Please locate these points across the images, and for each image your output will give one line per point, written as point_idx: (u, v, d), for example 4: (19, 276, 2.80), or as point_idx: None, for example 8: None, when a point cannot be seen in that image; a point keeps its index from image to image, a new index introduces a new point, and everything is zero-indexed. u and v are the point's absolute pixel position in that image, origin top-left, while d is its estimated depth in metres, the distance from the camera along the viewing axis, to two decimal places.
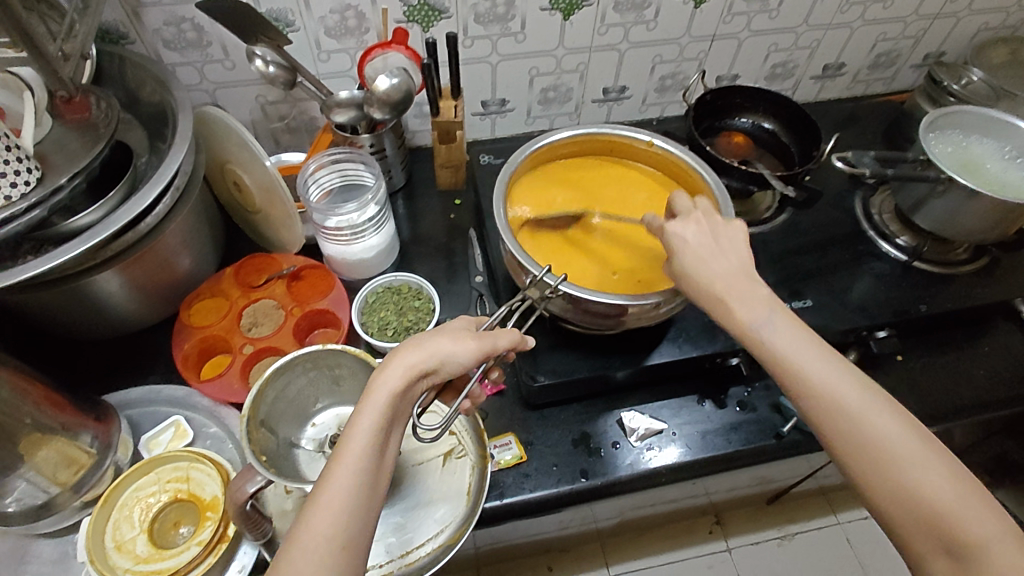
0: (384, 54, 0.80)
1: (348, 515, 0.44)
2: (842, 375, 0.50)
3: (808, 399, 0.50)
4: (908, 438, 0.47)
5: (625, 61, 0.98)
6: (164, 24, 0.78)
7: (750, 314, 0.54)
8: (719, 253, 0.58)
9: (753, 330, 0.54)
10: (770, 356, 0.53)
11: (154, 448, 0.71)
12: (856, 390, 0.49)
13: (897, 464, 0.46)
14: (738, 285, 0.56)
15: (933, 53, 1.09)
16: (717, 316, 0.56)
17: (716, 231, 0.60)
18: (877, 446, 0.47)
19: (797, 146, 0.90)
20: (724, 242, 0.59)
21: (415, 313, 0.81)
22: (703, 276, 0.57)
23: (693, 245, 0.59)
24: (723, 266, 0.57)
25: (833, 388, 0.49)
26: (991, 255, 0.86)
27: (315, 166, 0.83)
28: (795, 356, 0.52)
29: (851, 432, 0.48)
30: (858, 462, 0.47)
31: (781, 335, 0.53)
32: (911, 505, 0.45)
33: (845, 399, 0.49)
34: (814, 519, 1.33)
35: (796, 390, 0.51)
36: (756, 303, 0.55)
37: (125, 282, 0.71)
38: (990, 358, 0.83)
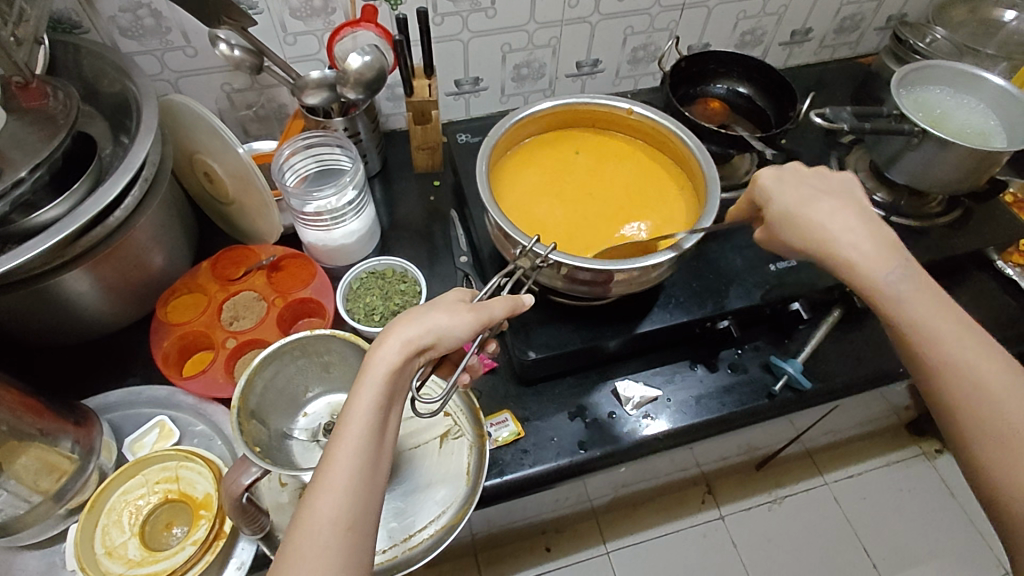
0: (354, 33, 0.80)
1: (351, 497, 0.43)
2: (986, 356, 0.50)
3: (942, 371, 0.50)
4: None
5: (597, 33, 0.98)
6: (119, 11, 0.75)
7: (884, 274, 0.53)
8: (836, 202, 0.57)
9: (888, 293, 0.53)
10: (905, 319, 0.52)
11: (138, 451, 0.69)
12: (994, 366, 0.49)
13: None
14: (868, 244, 0.55)
15: (896, 15, 1.11)
16: (844, 273, 0.55)
17: (830, 178, 0.60)
18: (1011, 429, 0.47)
19: (773, 109, 0.91)
20: (844, 197, 0.58)
21: (401, 296, 0.80)
22: (816, 228, 0.56)
23: (795, 192, 0.59)
24: (843, 218, 0.56)
25: (971, 364, 0.49)
26: (965, 207, 0.87)
27: (289, 152, 0.81)
28: (930, 324, 0.51)
29: (987, 411, 0.48)
30: (983, 440, 0.48)
31: (920, 303, 0.52)
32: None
33: (985, 380, 0.49)
34: (802, 481, 1.36)
35: (932, 361, 0.51)
36: (891, 263, 0.54)
37: (96, 281, 0.68)
38: (966, 307, 0.85)
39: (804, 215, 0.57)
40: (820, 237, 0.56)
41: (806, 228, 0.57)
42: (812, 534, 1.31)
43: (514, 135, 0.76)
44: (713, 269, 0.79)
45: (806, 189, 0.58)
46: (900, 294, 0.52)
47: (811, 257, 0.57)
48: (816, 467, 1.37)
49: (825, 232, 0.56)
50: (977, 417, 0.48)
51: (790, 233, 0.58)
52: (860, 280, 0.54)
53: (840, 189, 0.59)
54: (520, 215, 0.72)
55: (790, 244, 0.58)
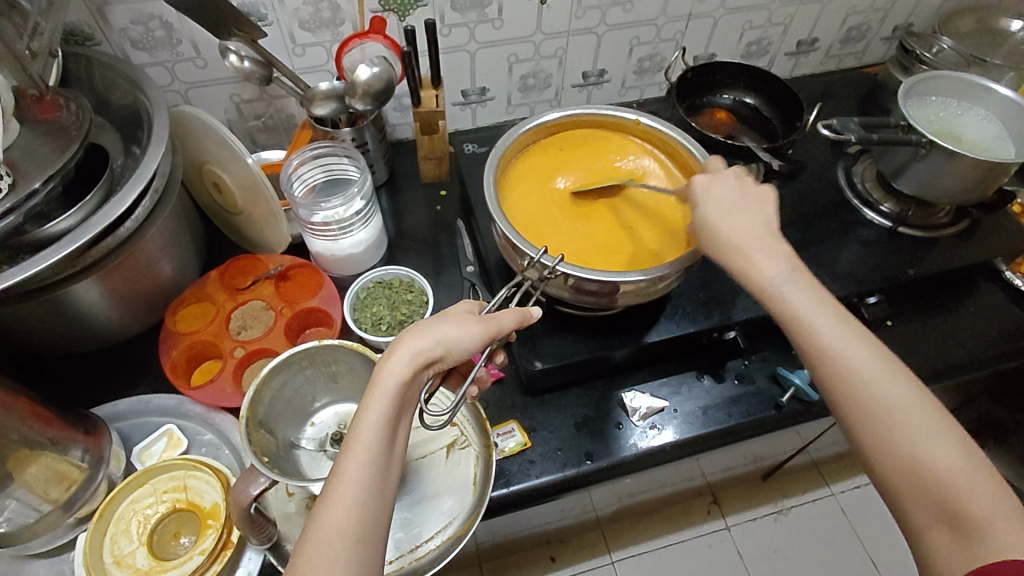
0: (362, 46, 0.81)
1: (361, 508, 0.43)
2: (862, 345, 0.51)
3: (821, 364, 0.51)
4: (926, 413, 0.48)
5: (603, 44, 0.98)
6: (131, 23, 0.76)
7: (770, 275, 0.55)
8: (739, 212, 0.58)
9: (773, 293, 0.54)
10: (791, 319, 0.53)
11: (146, 459, 0.69)
12: (872, 357, 0.50)
13: (903, 432, 0.48)
14: (760, 249, 0.56)
15: (902, 25, 1.11)
16: (736, 276, 0.57)
17: (741, 186, 0.61)
18: (887, 415, 0.48)
19: (780, 119, 0.91)
20: (749, 205, 0.59)
21: (408, 306, 0.80)
22: (721, 239, 0.57)
23: (714, 199, 0.60)
24: (739, 225, 0.57)
25: (852, 358, 0.50)
26: (971, 217, 0.87)
27: (297, 163, 0.81)
28: (814, 321, 0.52)
29: (868, 403, 0.49)
30: (862, 426, 0.49)
31: (802, 299, 0.53)
32: (916, 471, 0.47)
33: (860, 369, 0.50)
34: (808, 492, 1.35)
35: (811, 355, 0.52)
36: (779, 266, 0.55)
37: (106, 291, 0.69)
38: (974, 318, 0.85)
39: (707, 223, 0.58)
40: (723, 246, 0.57)
41: (713, 239, 0.58)
42: (819, 545, 1.30)
43: (518, 147, 0.75)
44: (720, 280, 0.79)
45: (711, 199, 0.60)
46: (783, 293, 0.54)
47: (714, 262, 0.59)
48: (822, 477, 1.37)
49: (724, 239, 0.57)
50: (860, 409, 0.49)
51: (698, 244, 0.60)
52: (750, 282, 0.56)
53: (750, 199, 0.60)
54: (527, 223, 0.72)
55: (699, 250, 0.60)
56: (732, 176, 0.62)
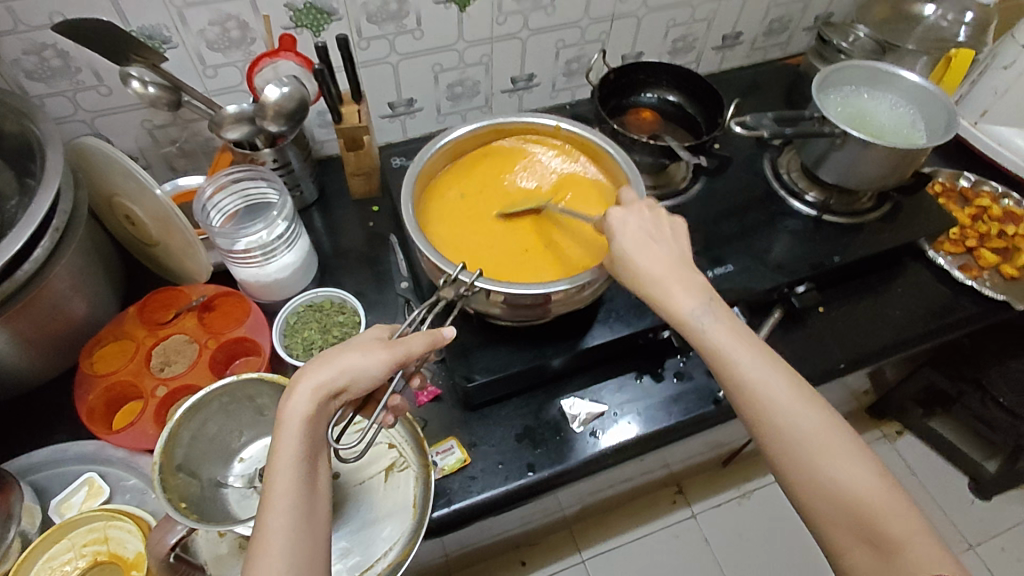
0: (274, 63, 0.78)
1: (289, 557, 0.43)
2: (776, 372, 0.54)
3: (741, 394, 0.54)
4: (834, 435, 0.52)
5: (528, 49, 0.97)
6: (23, 53, 0.72)
7: (689, 308, 0.57)
8: (658, 244, 0.60)
9: (694, 325, 0.56)
10: (712, 350, 0.55)
11: (66, 511, 0.66)
12: (785, 385, 0.53)
13: (820, 457, 0.51)
14: (678, 282, 0.58)
15: (822, 15, 1.13)
16: (658, 310, 0.58)
17: (657, 220, 0.62)
18: (806, 442, 0.51)
19: (703, 115, 0.92)
20: (665, 239, 0.61)
21: (340, 328, 0.78)
22: (642, 273, 0.59)
23: (632, 232, 0.60)
24: (653, 257, 0.59)
25: (767, 387, 0.53)
26: (893, 201, 0.89)
27: (213, 190, 0.79)
28: (729, 350, 0.55)
29: (784, 429, 0.52)
30: (782, 453, 0.52)
31: (721, 331, 0.56)
32: (834, 494, 0.50)
33: (777, 399, 0.53)
34: (769, 473, 1.37)
35: (728, 383, 0.55)
36: (698, 299, 0.57)
37: (11, 336, 0.65)
38: (902, 298, 0.87)
39: (627, 257, 0.59)
40: (643, 279, 0.58)
41: (634, 273, 0.59)
42: (781, 525, 1.32)
43: (449, 154, 0.75)
44: None
45: (630, 233, 0.60)
46: (703, 326, 0.56)
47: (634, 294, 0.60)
48: None
49: (642, 275, 0.58)
50: (777, 434, 0.52)
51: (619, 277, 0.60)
52: (673, 314, 0.57)
53: (667, 233, 0.62)
54: (449, 234, 0.71)
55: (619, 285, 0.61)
56: (648, 211, 0.62)
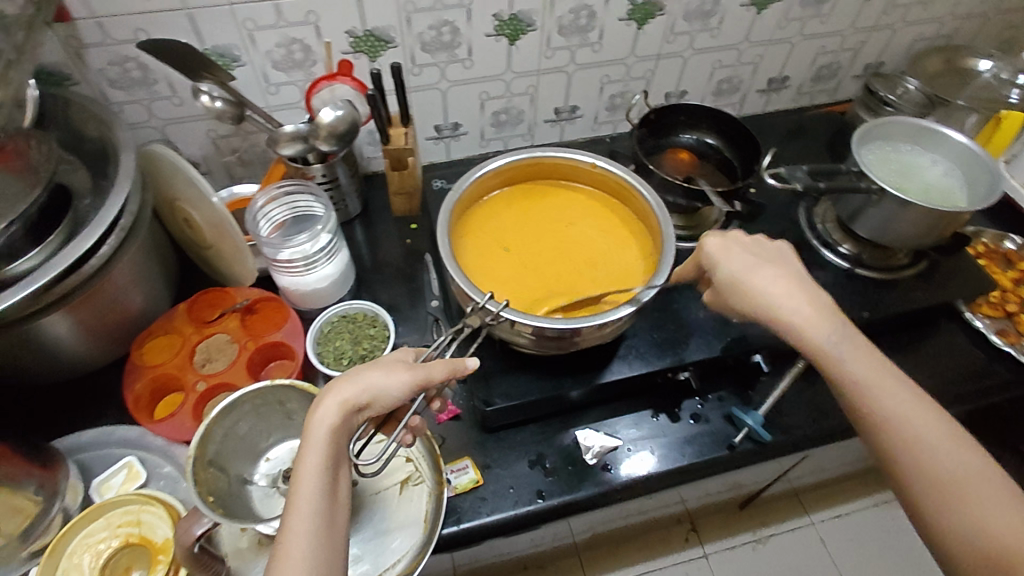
0: (331, 86, 0.82)
1: (310, 561, 0.45)
2: (917, 404, 0.53)
3: (875, 421, 0.54)
4: (980, 474, 0.50)
5: (573, 82, 1.00)
6: (108, 64, 0.78)
7: (822, 333, 0.57)
8: (778, 271, 0.61)
9: (824, 349, 0.57)
10: (845, 376, 0.56)
11: (105, 492, 0.71)
12: (925, 417, 0.53)
13: (961, 497, 0.49)
14: (805, 307, 0.59)
15: (872, 64, 1.13)
16: (784, 333, 0.59)
17: (769, 251, 0.64)
18: (944, 479, 0.50)
19: (739, 160, 0.93)
20: (786, 266, 0.62)
21: (370, 341, 0.82)
22: (763, 295, 0.60)
23: (745, 258, 0.62)
24: (779, 284, 0.60)
25: (906, 417, 0.53)
26: (930, 259, 0.88)
27: (265, 200, 0.84)
28: (864, 378, 0.55)
29: (922, 462, 0.51)
30: (921, 488, 0.51)
31: (860, 362, 0.56)
32: (973, 536, 0.48)
33: (916, 430, 0.52)
34: (787, 521, 1.34)
35: (864, 411, 0.55)
36: (830, 326, 0.58)
37: (74, 324, 0.71)
38: (934, 359, 0.86)
39: (746, 280, 0.61)
40: (763, 302, 0.60)
41: (754, 295, 0.60)
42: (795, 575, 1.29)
43: (490, 182, 0.79)
44: (675, 320, 0.80)
45: (749, 260, 0.62)
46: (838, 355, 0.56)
47: (753, 317, 0.61)
48: (803, 506, 1.36)
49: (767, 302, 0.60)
50: (916, 466, 0.51)
51: (736, 301, 0.62)
52: (801, 338, 0.58)
53: (785, 261, 0.63)
54: (479, 261, 0.75)
55: (738, 308, 0.62)
56: (755, 241, 0.65)
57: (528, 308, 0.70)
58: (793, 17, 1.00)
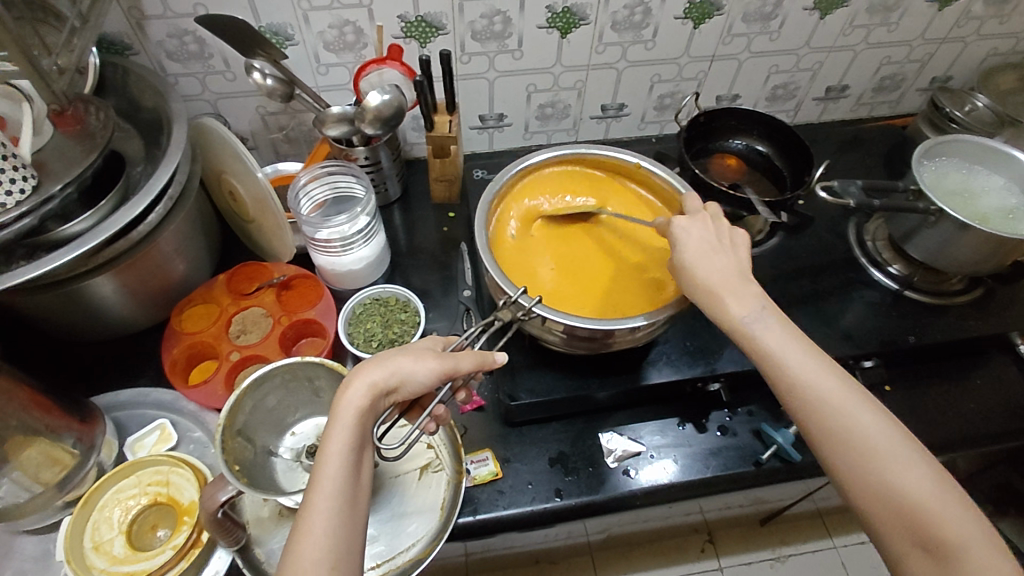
0: (380, 70, 0.85)
1: (331, 537, 0.46)
2: (829, 375, 0.52)
3: (790, 396, 0.53)
4: (889, 437, 0.50)
5: (622, 79, 0.98)
6: (167, 37, 0.80)
7: (743, 314, 0.56)
8: (719, 257, 0.59)
9: (745, 329, 0.55)
10: (763, 354, 0.54)
11: (138, 450, 0.73)
12: (837, 386, 0.52)
13: (879, 462, 0.49)
14: (731, 288, 0.57)
15: (940, 77, 1.08)
16: (712, 316, 0.57)
17: (711, 232, 0.61)
18: (863, 449, 0.49)
19: (789, 170, 0.90)
20: (719, 245, 0.60)
21: (400, 325, 0.82)
22: (699, 280, 0.58)
23: (693, 241, 0.60)
24: (718, 270, 0.58)
25: (820, 389, 0.52)
26: (986, 286, 0.84)
27: (308, 178, 0.85)
28: (782, 353, 0.54)
29: (834, 432, 0.50)
30: (838, 459, 0.50)
31: (773, 336, 0.55)
32: (889, 500, 0.48)
33: (829, 400, 0.51)
34: (809, 541, 1.31)
35: (780, 388, 0.53)
36: (752, 305, 0.56)
37: (119, 286, 0.73)
38: (983, 391, 0.81)
39: (685, 267, 0.59)
40: (698, 287, 0.58)
41: (690, 280, 0.58)
42: None
43: (527, 177, 0.79)
44: (709, 329, 0.79)
45: (689, 243, 0.60)
46: (755, 330, 0.55)
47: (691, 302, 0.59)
48: (826, 528, 1.32)
49: (696, 282, 0.58)
50: (830, 438, 0.51)
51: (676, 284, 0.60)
52: (725, 321, 0.57)
53: (725, 241, 0.61)
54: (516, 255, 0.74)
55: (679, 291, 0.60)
56: (710, 219, 0.62)
57: (563, 308, 0.70)
58: (859, 24, 0.95)
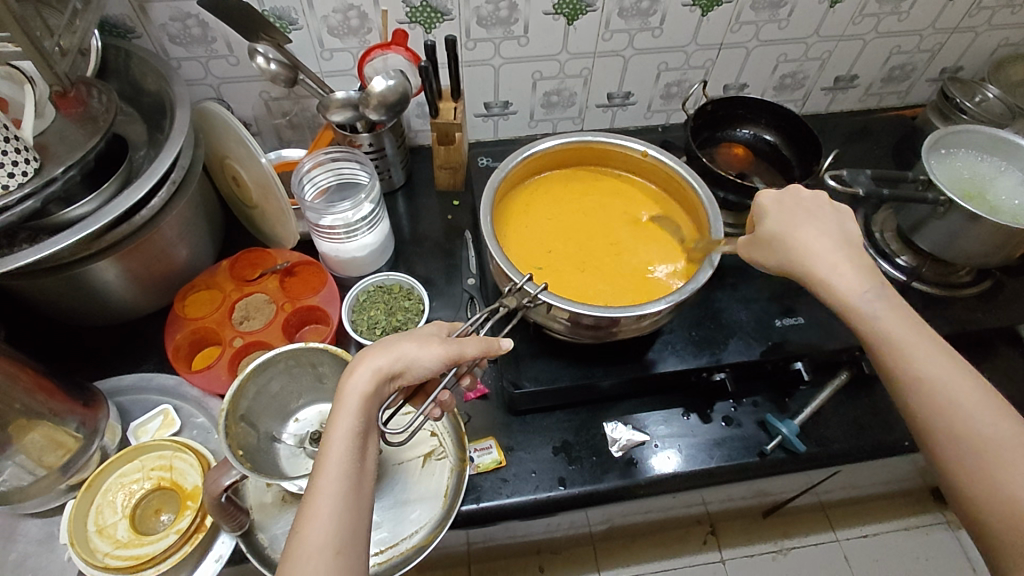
0: (384, 55, 0.83)
1: (335, 523, 0.45)
2: (954, 370, 0.51)
3: (906, 383, 0.52)
4: (1017, 441, 0.47)
5: (629, 67, 0.97)
6: (170, 20, 0.79)
7: (858, 293, 0.56)
8: (826, 237, 0.59)
9: (862, 310, 0.55)
10: (879, 337, 0.54)
11: (142, 435, 0.73)
12: (960, 381, 0.50)
13: (998, 462, 0.46)
14: (842, 267, 0.57)
15: (950, 68, 1.06)
16: (822, 294, 0.58)
17: (816, 214, 0.62)
18: (978, 441, 0.48)
19: (797, 160, 0.89)
20: (831, 229, 0.60)
21: (404, 313, 0.82)
22: (802, 254, 0.59)
23: (792, 216, 0.61)
24: (825, 249, 0.59)
25: (941, 380, 0.50)
26: (995, 279, 0.84)
27: (312, 165, 0.85)
28: (901, 339, 0.53)
29: (952, 423, 0.49)
30: (954, 452, 0.48)
31: (895, 322, 0.54)
32: (1007, 500, 0.45)
33: (949, 393, 0.50)
34: (811, 534, 1.31)
35: (896, 373, 0.52)
36: (871, 288, 0.56)
37: (122, 271, 0.73)
38: (990, 383, 0.81)
39: (788, 239, 0.60)
40: (802, 261, 0.59)
41: (795, 252, 0.59)
42: None
43: (530, 166, 0.78)
44: (714, 320, 0.78)
45: (792, 219, 0.61)
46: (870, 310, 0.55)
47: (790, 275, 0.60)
48: (828, 521, 1.32)
49: (797, 251, 0.59)
50: (947, 429, 0.49)
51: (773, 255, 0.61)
52: (838, 298, 0.56)
53: (837, 227, 0.61)
54: (520, 243, 0.74)
55: (771, 263, 0.61)
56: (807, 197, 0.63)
57: (570, 297, 0.69)
58: (869, 13, 0.94)
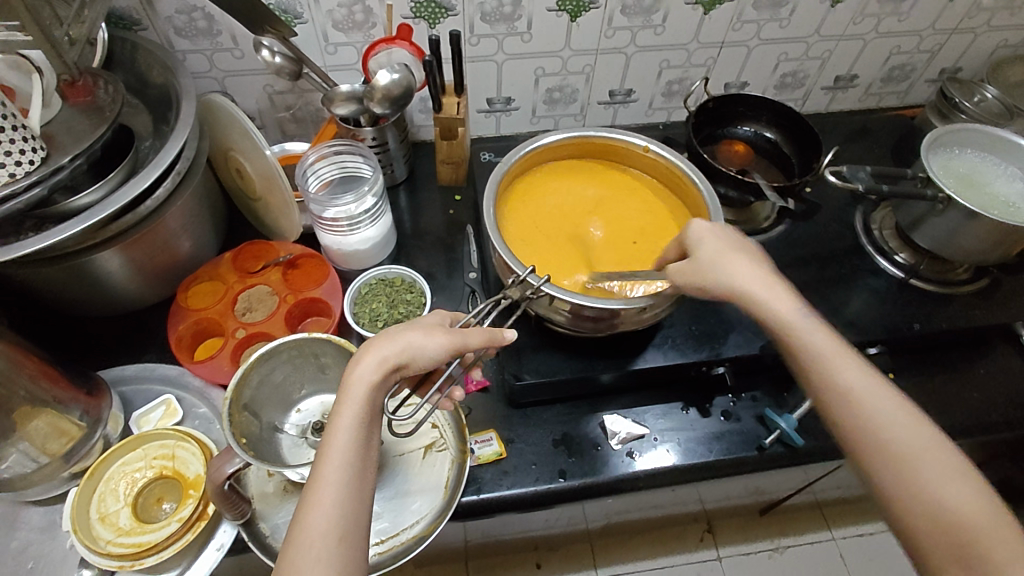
0: (389, 50, 0.84)
1: (339, 510, 0.46)
2: (879, 385, 0.51)
3: (837, 401, 0.52)
4: (938, 452, 0.48)
5: (631, 65, 0.98)
6: (176, 12, 0.80)
7: (788, 313, 0.56)
8: (748, 260, 0.59)
9: (793, 330, 0.55)
10: (810, 356, 0.54)
11: (143, 425, 0.74)
12: (884, 396, 0.51)
13: (924, 475, 0.47)
14: (767, 290, 0.57)
15: (949, 69, 1.07)
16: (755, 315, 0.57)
17: (732, 239, 0.61)
18: (904, 454, 0.48)
19: (797, 157, 0.90)
20: (751, 251, 0.60)
21: (406, 305, 0.82)
22: (731, 278, 0.58)
23: (715, 241, 0.60)
24: (752, 270, 0.58)
25: (867, 396, 0.51)
26: (992, 276, 0.85)
27: (316, 157, 0.85)
28: (828, 358, 0.53)
29: (879, 440, 0.49)
30: (882, 468, 0.49)
31: (822, 340, 0.54)
32: (935, 513, 0.45)
33: (877, 409, 0.50)
34: (807, 532, 1.32)
35: (826, 392, 0.52)
36: (796, 308, 0.56)
37: (126, 261, 0.73)
38: (987, 380, 0.81)
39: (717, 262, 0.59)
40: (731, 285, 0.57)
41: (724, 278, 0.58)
42: None
43: (532, 160, 0.78)
44: (714, 314, 0.79)
45: (713, 243, 0.60)
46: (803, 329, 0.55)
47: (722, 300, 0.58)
48: (824, 520, 1.33)
49: (729, 277, 0.58)
50: (877, 445, 0.49)
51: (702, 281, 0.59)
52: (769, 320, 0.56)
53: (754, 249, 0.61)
54: (523, 235, 0.74)
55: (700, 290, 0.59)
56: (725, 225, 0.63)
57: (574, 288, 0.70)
58: (869, 13, 0.95)
